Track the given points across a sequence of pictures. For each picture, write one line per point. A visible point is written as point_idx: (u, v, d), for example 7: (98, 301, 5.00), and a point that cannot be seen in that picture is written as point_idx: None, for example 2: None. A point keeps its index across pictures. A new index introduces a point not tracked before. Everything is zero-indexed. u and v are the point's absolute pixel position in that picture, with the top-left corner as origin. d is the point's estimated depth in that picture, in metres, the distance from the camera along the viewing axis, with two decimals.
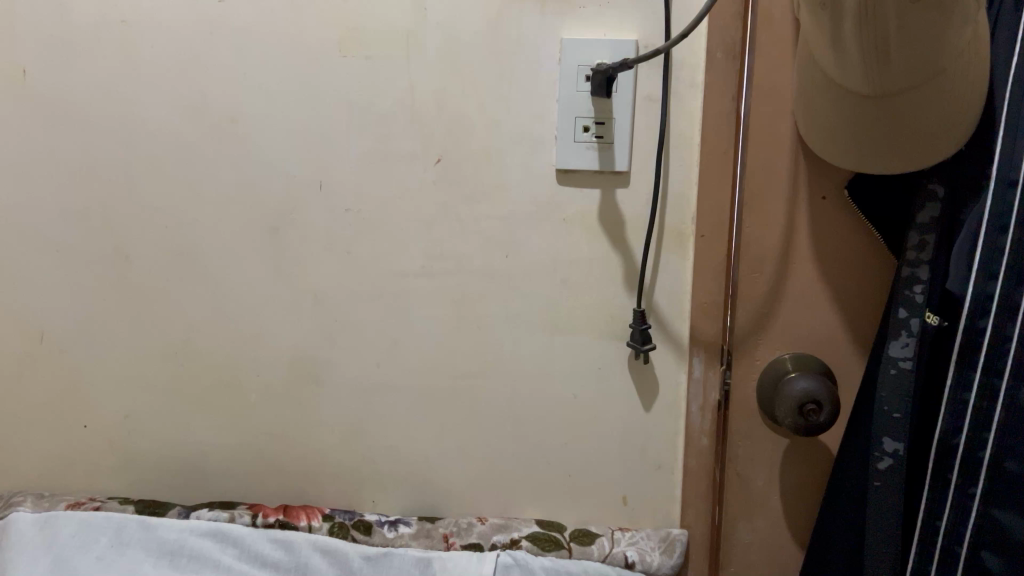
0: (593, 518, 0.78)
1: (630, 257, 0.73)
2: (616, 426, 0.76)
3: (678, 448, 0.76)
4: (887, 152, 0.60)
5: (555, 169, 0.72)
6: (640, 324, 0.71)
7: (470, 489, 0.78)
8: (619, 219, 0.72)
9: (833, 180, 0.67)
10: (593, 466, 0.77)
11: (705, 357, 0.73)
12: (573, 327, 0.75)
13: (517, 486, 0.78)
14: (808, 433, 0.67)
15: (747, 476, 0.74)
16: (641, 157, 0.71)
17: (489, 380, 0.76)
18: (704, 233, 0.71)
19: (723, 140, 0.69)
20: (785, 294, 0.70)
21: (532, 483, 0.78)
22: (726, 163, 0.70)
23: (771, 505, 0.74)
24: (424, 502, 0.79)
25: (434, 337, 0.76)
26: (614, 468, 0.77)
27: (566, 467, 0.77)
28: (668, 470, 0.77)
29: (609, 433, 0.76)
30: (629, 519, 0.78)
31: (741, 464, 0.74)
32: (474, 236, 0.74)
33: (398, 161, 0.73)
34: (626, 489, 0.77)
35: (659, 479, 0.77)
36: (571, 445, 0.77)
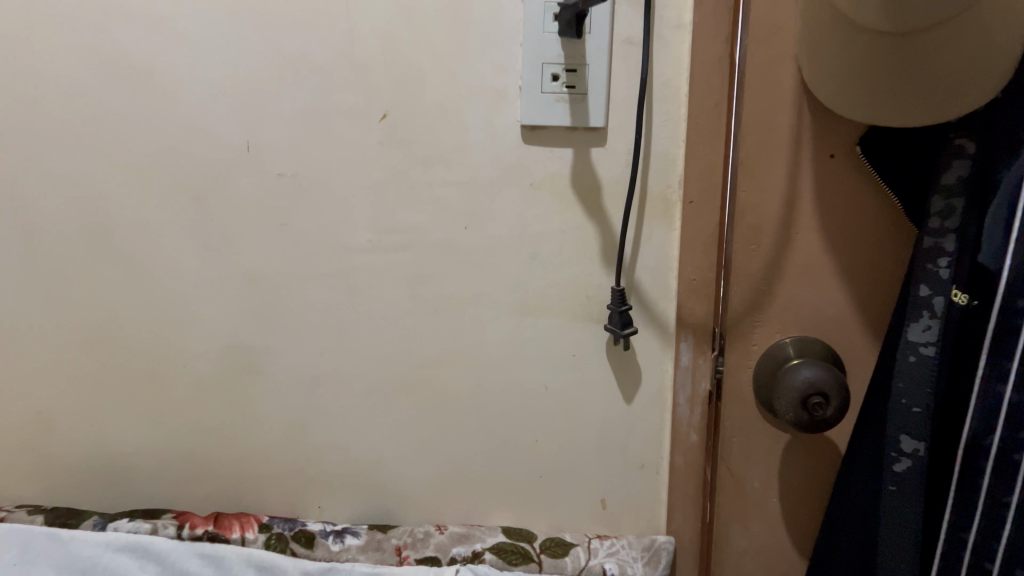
0: (568, 524, 0.69)
1: (608, 228, 0.63)
2: (594, 420, 0.67)
3: (664, 444, 0.67)
4: (900, 96, 0.51)
5: (521, 126, 0.62)
6: (619, 306, 0.62)
7: (429, 494, 0.69)
8: (594, 183, 0.63)
9: (844, 134, 0.57)
10: (569, 466, 0.68)
11: (694, 342, 0.64)
12: (544, 309, 0.65)
13: (483, 489, 0.69)
14: (812, 429, 0.57)
15: (742, 477, 0.64)
16: (620, 111, 0.61)
17: (450, 371, 0.67)
18: (693, 199, 0.62)
19: (714, 89, 0.60)
20: (786, 269, 0.61)
21: (501, 486, 0.69)
22: (718, 119, 0.60)
23: (769, 510, 0.65)
24: (379, 508, 0.70)
25: (384, 322, 0.66)
26: (592, 468, 0.68)
27: (537, 468, 0.68)
28: (653, 469, 0.68)
29: (586, 428, 0.67)
30: (610, 525, 0.69)
31: (736, 463, 0.64)
32: (429, 205, 0.63)
33: (339, 119, 0.63)
34: (606, 492, 0.68)
35: (643, 478, 0.68)
36: (543, 442, 0.67)
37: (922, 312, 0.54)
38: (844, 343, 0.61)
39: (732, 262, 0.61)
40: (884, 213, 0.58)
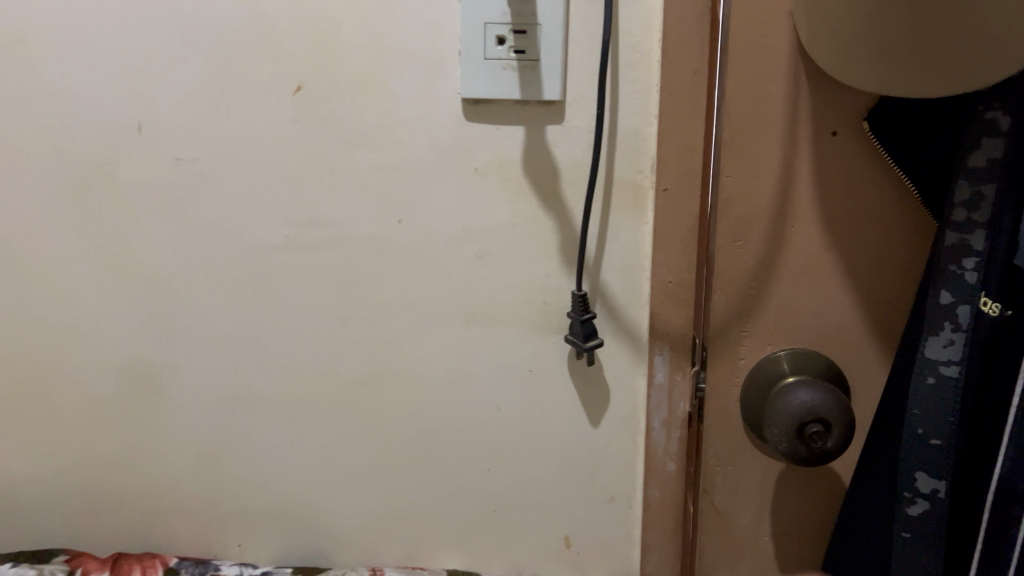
0: (527, 564, 0.60)
1: (568, 221, 0.53)
2: (555, 446, 0.57)
3: (637, 474, 0.57)
4: (916, 61, 0.40)
5: (461, 99, 0.52)
6: (581, 314, 0.53)
7: (365, 530, 0.60)
8: (550, 168, 0.53)
9: (849, 108, 0.47)
10: (526, 500, 0.58)
11: (670, 356, 0.54)
12: (494, 318, 0.55)
13: (428, 525, 0.59)
14: (809, 463, 0.48)
15: (728, 513, 0.55)
16: (579, 81, 0.51)
17: (385, 388, 0.57)
18: (668, 187, 0.51)
19: (695, 54, 0.49)
20: (779, 271, 0.51)
21: (449, 521, 0.59)
22: (698, 89, 0.49)
23: (761, 549, 0.56)
24: (309, 546, 0.61)
25: (306, 333, 0.56)
26: (554, 503, 0.58)
27: (489, 501, 0.59)
28: (624, 503, 0.58)
29: (545, 455, 0.57)
30: (575, 565, 0.60)
31: (721, 497, 0.55)
32: (355, 194, 0.54)
33: (246, 92, 0.53)
34: (571, 527, 0.59)
35: (612, 513, 0.58)
36: (495, 472, 0.58)
37: (945, 323, 0.44)
38: (847, 357, 0.51)
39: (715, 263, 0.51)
40: (896, 202, 0.48)
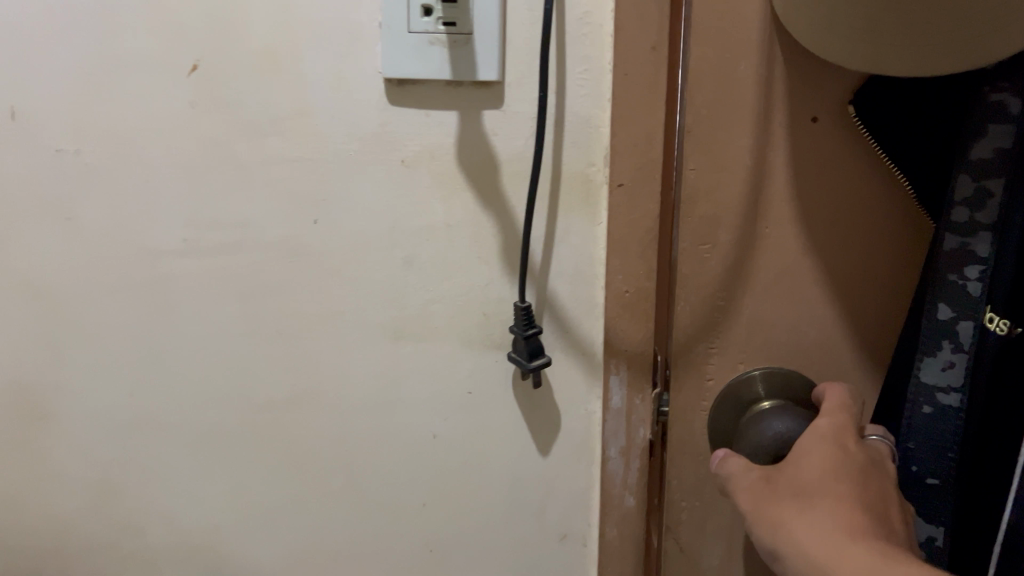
0: None
1: (510, 222, 0.47)
2: (498, 477, 0.51)
3: (592, 512, 0.52)
4: (922, 43, 0.33)
5: (385, 79, 0.44)
6: (525, 329, 0.46)
7: (287, 568, 0.54)
8: (488, 160, 0.46)
9: (831, 89, 0.40)
10: (466, 538, 0.52)
11: (628, 377, 0.47)
12: (427, 332, 0.49)
13: (357, 563, 0.53)
14: None
15: (696, 554, 0.48)
16: (520, 60, 0.44)
17: (303, 414, 0.50)
18: (623, 182, 0.44)
19: (654, 26, 0.42)
20: (752, 279, 0.44)
21: (379, 558, 0.53)
22: (657, 68, 0.42)
23: None
24: None
25: (211, 351, 0.49)
26: (497, 541, 0.52)
27: (425, 540, 0.52)
28: (578, 540, 0.52)
29: (488, 487, 0.51)
30: None
31: (687, 536, 0.48)
32: (263, 191, 0.47)
33: (132, 71, 0.45)
34: (517, 568, 0.53)
35: (566, 549, 0.53)
36: (431, 507, 0.52)
37: (942, 341, 0.37)
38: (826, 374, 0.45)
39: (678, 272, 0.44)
40: (885, 197, 0.42)
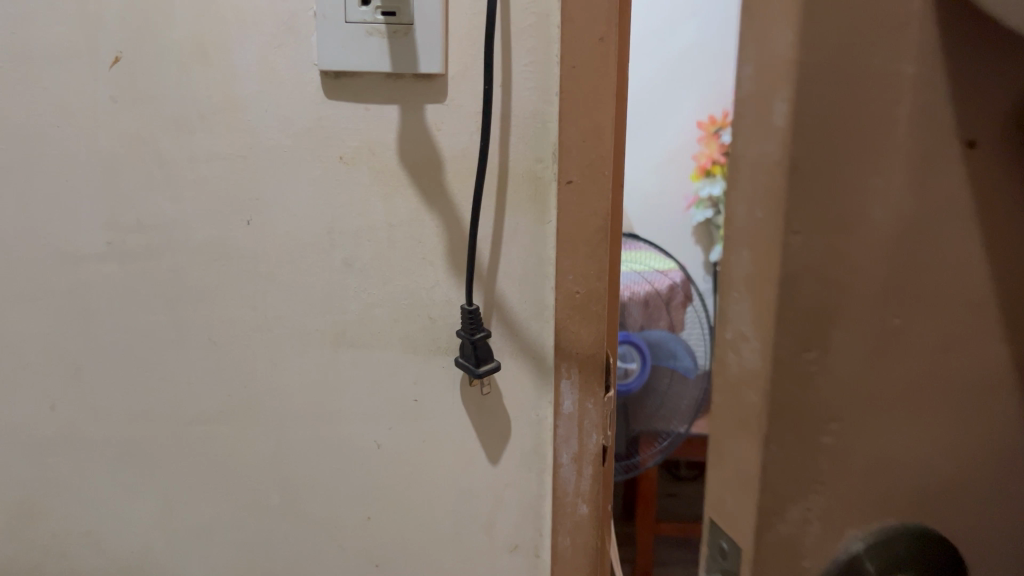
0: None
1: (454, 220, 0.44)
2: (447, 489, 0.49)
3: (545, 522, 0.49)
4: None
5: (322, 72, 0.42)
6: (471, 332, 0.44)
7: None
8: (430, 157, 0.43)
9: (984, 113, 0.27)
10: (412, 553, 0.50)
11: (579, 380, 0.46)
12: (369, 338, 0.46)
13: None
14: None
15: None
16: (461, 52, 0.42)
17: (240, 425, 0.48)
18: (572, 179, 0.43)
19: (601, 18, 0.41)
20: (871, 398, 0.28)
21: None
22: (606, 60, 0.41)
23: None
24: None
25: (141, 361, 0.47)
26: (445, 557, 0.50)
27: (369, 555, 0.50)
28: (531, 554, 0.50)
29: (434, 500, 0.49)
30: None
31: None
32: (192, 190, 0.44)
33: (46, 65, 0.42)
34: None
35: (516, 564, 0.50)
36: (374, 521, 0.50)
37: None
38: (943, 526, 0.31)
39: (768, 393, 0.27)
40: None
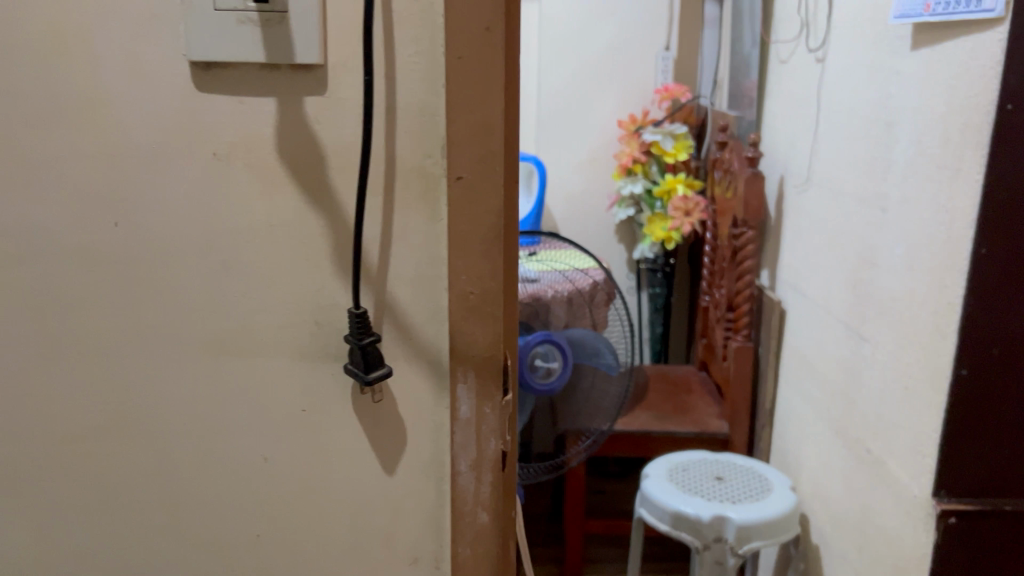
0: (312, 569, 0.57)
1: (335, 203, 0.50)
2: (337, 444, 0.54)
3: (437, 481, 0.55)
4: None
5: (198, 63, 0.48)
6: (359, 337, 0.49)
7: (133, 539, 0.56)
8: (316, 189, 0.49)
9: None
10: (308, 503, 0.56)
11: (477, 360, 0.50)
12: (262, 308, 0.52)
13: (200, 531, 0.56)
14: None
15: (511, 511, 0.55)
16: (338, 50, 0.47)
17: (144, 387, 0.53)
18: (462, 175, 0.47)
19: (480, 26, 0.45)
20: None
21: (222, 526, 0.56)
22: (490, 60, 0.45)
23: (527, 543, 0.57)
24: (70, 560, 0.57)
25: (52, 329, 0.52)
26: (338, 508, 0.56)
27: (264, 504, 0.56)
28: (421, 509, 0.55)
29: (326, 454, 0.55)
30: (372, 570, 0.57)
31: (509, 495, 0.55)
32: (93, 173, 0.49)
33: None
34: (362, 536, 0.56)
35: (408, 515, 0.56)
36: (272, 475, 0.55)
37: None
38: None
39: None
40: None
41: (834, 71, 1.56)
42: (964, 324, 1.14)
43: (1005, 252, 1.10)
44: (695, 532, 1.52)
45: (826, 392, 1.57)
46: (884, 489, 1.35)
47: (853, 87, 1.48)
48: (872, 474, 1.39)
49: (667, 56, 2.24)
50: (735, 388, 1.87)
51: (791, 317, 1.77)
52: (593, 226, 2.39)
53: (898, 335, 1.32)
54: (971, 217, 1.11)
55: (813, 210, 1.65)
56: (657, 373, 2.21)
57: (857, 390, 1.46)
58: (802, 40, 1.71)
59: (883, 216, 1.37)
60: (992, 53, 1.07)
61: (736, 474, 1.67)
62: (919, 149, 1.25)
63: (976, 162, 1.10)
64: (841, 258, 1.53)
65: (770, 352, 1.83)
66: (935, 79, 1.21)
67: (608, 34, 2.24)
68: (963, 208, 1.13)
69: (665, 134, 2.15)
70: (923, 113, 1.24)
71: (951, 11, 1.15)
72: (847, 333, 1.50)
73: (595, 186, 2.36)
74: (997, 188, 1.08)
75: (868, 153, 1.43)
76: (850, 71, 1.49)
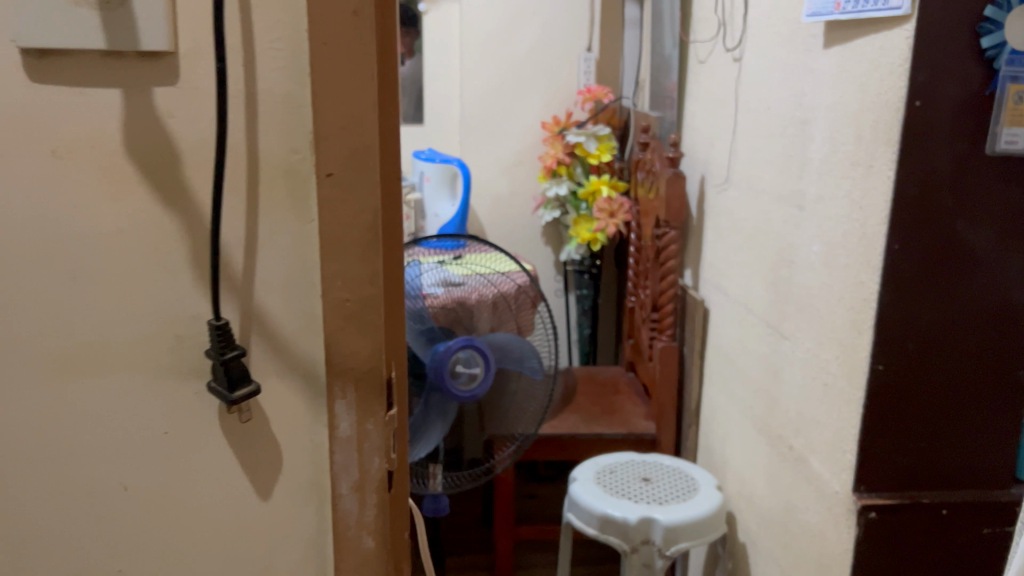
0: (191, 536, 0.61)
1: (193, 184, 0.53)
2: (207, 415, 0.58)
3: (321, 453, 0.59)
4: None
5: (35, 50, 0.51)
6: (221, 352, 0.54)
7: (9, 513, 0.59)
8: (180, 229, 0.54)
9: None
10: (181, 473, 0.59)
11: (343, 342, 0.55)
12: (126, 287, 0.55)
13: (76, 505, 0.59)
14: None
15: (372, 489, 0.58)
16: (186, 38, 0.51)
17: (12, 364, 0.56)
18: (332, 172, 0.52)
19: (345, 30, 0.50)
20: None
21: (97, 498, 0.59)
22: (357, 59, 0.50)
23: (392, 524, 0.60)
24: None
25: None
26: (211, 474, 0.59)
27: (137, 477, 0.59)
28: (301, 477, 0.60)
29: (197, 425, 0.58)
30: (249, 538, 0.61)
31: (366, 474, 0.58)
32: None
33: None
34: (239, 500, 0.60)
35: (283, 482, 0.60)
36: (146, 447, 0.58)
37: None
38: None
39: None
40: None
41: (749, 71, 1.57)
42: (880, 319, 1.15)
43: (916, 247, 1.12)
44: (622, 536, 1.50)
45: (747, 389, 1.59)
46: (806, 486, 1.36)
47: (765, 86, 1.50)
48: (794, 470, 1.40)
49: (588, 57, 2.23)
50: (660, 388, 1.86)
51: (714, 316, 1.77)
52: (521, 229, 2.36)
53: (816, 331, 1.33)
54: (885, 214, 1.12)
55: (732, 209, 1.66)
56: (585, 375, 2.20)
57: (779, 388, 1.46)
58: (719, 40, 1.72)
59: (799, 213, 1.38)
60: (901, 51, 1.08)
61: (662, 475, 1.66)
62: (833, 146, 1.26)
63: (889, 159, 1.11)
64: (759, 256, 1.54)
65: (695, 351, 1.84)
66: (847, 77, 1.22)
67: (529, 35, 2.22)
68: (877, 206, 1.14)
69: (588, 135, 2.14)
70: (836, 111, 1.25)
71: (860, 9, 1.16)
72: (768, 331, 1.51)
73: (520, 189, 2.33)
74: (908, 184, 1.09)
75: (783, 152, 1.44)
76: (765, 71, 1.50)
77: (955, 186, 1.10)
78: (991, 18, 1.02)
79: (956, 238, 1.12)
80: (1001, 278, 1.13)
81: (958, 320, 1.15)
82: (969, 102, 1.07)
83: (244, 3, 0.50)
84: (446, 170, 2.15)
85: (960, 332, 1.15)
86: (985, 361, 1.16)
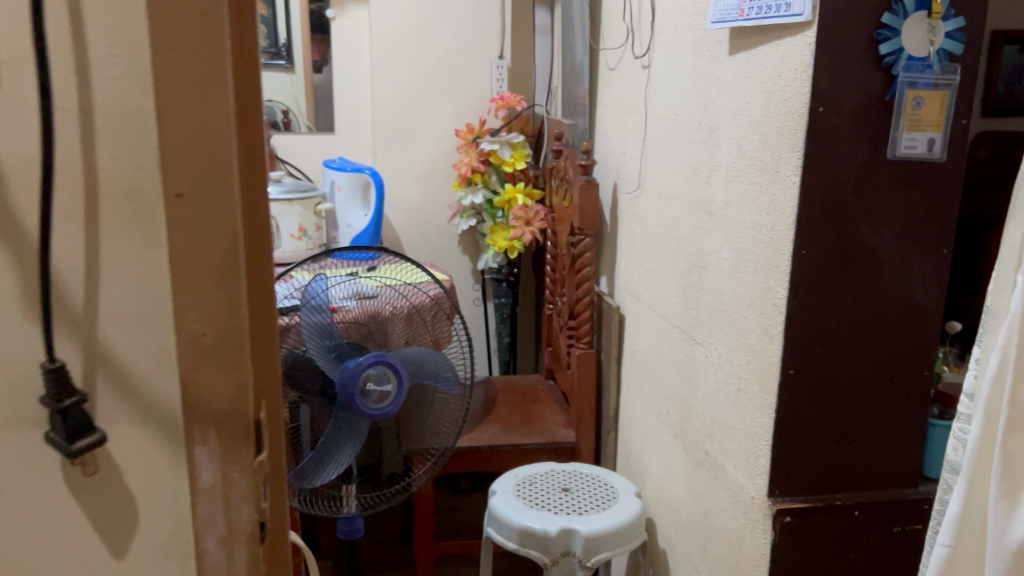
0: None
1: (23, 201, 0.51)
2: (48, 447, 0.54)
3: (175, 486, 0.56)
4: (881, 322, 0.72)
5: None
6: (57, 397, 0.52)
7: None
8: (13, 268, 0.51)
9: None
10: (23, 510, 0.55)
11: (201, 369, 0.53)
12: None
13: None
14: None
15: (235, 522, 0.55)
16: (8, 47, 0.49)
17: None
18: (180, 192, 0.50)
19: (187, 41, 0.48)
20: None
21: None
22: (201, 72, 0.48)
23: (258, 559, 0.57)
24: None
25: None
26: (56, 510, 0.56)
27: None
28: (156, 509, 0.56)
29: (37, 457, 0.54)
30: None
31: (229, 509, 0.55)
32: None
33: None
34: (85, 538, 0.56)
35: (134, 517, 0.56)
36: None
37: None
38: None
39: None
40: None
41: (657, 78, 1.57)
42: (789, 324, 1.15)
43: (821, 251, 1.13)
44: (542, 549, 1.47)
45: (663, 395, 1.58)
46: (722, 491, 1.36)
47: (674, 94, 1.50)
48: (711, 476, 1.39)
49: (501, 64, 2.20)
50: (579, 396, 1.84)
51: (630, 322, 1.77)
52: (436, 239, 2.31)
53: (728, 336, 1.33)
54: (791, 219, 1.13)
55: (645, 215, 1.66)
56: (504, 383, 2.15)
57: (694, 394, 1.46)
58: (629, 47, 1.72)
59: (709, 219, 1.39)
60: (802, 57, 1.09)
61: (581, 484, 1.64)
62: (740, 152, 1.27)
63: (794, 165, 1.12)
64: (671, 261, 1.54)
65: (612, 358, 1.83)
66: (753, 83, 1.22)
67: (440, 41, 2.18)
68: (784, 211, 1.15)
69: (502, 143, 2.11)
70: (742, 117, 1.26)
71: (763, 15, 1.16)
72: (682, 337, 1.51)
73: (435, 197, 2.28)
74: (813, 189, 1.10)
75: (693, 158, 1.44)
76: (674, 77, 1.50)
77: (857, 190, 1.11)
78: (888, 25, 1.05)
79: (860, 241, 1.13)
80: (901, 279, 1.16)
81: (863, 322, 1.17)
82: (869, 107, 1.09)
83: (72, 13, 0.49)
84: (358, 179, 2.09)
85: (864, 333, 1.17)
86: (888, 361, 1.19)
